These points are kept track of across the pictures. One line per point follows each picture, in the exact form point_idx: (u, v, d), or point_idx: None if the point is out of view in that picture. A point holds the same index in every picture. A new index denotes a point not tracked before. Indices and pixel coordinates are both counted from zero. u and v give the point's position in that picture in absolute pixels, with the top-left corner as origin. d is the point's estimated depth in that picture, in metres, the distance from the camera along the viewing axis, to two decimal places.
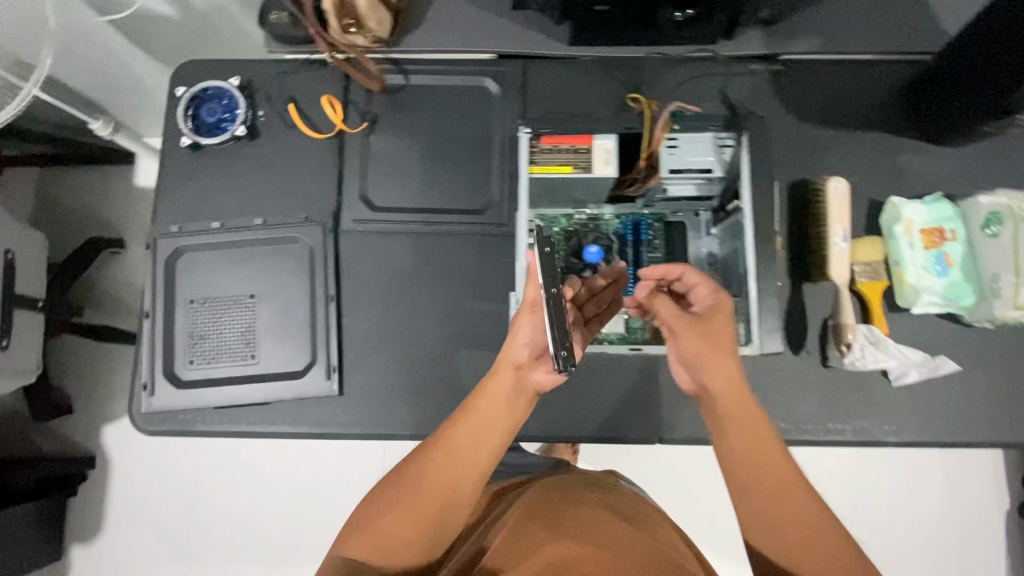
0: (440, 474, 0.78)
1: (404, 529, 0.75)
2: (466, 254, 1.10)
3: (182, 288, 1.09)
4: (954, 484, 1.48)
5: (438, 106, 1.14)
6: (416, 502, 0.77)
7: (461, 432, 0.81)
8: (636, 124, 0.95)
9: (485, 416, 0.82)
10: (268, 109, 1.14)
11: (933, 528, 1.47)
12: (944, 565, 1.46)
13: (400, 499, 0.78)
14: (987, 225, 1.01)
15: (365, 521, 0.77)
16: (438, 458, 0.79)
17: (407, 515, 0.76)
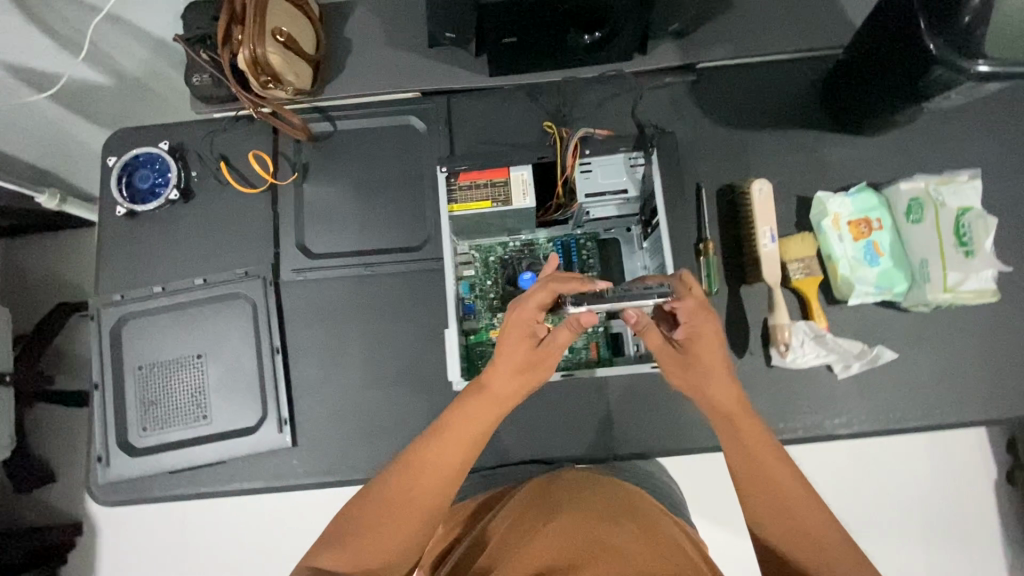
0: (419, 494, 0.73)
1: (378, 548, 0.71)
2: (407, 292, 1.11)
3: (129, 356, 1.09)
4: (943, 467, 1.42)
5: (367, 149, 1.17)
6: (393, 522, 0.72)
7: (442, 453, 0.75)
8: (549, 152, 0.99)
9: (465, 437, 0.77)
10: (201, 170, 1.16)
11: (928, 516, 1.41)
12: (941, 552, 1.41)
13: (373, 514, 0.73)
14: (910, 211, 1.02)
15: (337, 533, 0.72)
16: (423, 477, 0.74)
17: (381, 530, 0.72)
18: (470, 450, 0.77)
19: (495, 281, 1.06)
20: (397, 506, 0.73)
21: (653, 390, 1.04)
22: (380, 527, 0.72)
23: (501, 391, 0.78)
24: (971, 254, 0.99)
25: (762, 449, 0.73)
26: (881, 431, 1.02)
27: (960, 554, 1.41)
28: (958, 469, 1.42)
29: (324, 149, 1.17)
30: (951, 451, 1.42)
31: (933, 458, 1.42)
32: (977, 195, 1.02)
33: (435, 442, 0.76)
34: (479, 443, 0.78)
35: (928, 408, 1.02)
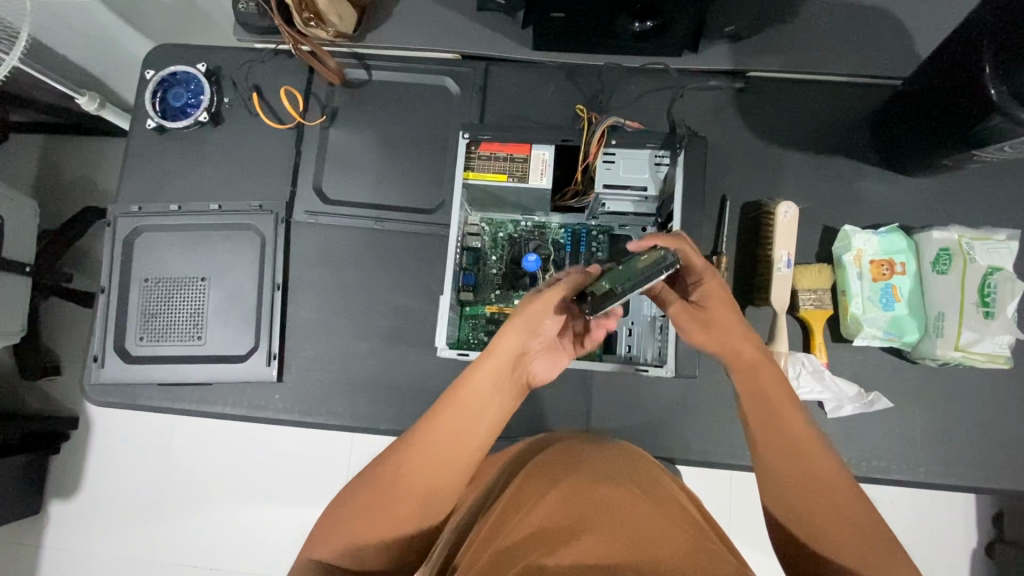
0: (419, 471, 0.72)
1: (382, 529, 0.70)
2: (411, 251, 1.11)
3: (139, 267, 1.13)
4: (922, 524, 1.39)
5: (398, 103, 1.16)
6: (395, 503, 0.71)
7: (433, 441, 0.74)
8: (574, 136, 0.96)
9: (471, 407, 0.76)
10: (234, 97, 1.18)
11: None
12: None
13: (367, 512, 0.71)
14: (937, 261, 0.98)
15: (336, 519, 0.72)
16: (417, 462, 0.73)
17: (379, 524, 0.70)
18: (470, 429, 0.75)
19: (500, 257, 1.07)
20: (394, 504, 0.71)
21: (637, 394, 1.03)
22: (379, 522, 0.71)
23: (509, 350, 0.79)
24: (991, 316, 0.95)
25: (787, 428, 0.71)
26: (861, 477, 0.99)
27: None
28: (934, 529, 1.39)
29: (357, 96, 1.16)
30: (931, 510, 1.39)
31: (911, 512, 1.39)
32: (1012, 256, 0.97)
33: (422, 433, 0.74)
34: (487, 412, 0.77)
35: (912, 463, 0.99)
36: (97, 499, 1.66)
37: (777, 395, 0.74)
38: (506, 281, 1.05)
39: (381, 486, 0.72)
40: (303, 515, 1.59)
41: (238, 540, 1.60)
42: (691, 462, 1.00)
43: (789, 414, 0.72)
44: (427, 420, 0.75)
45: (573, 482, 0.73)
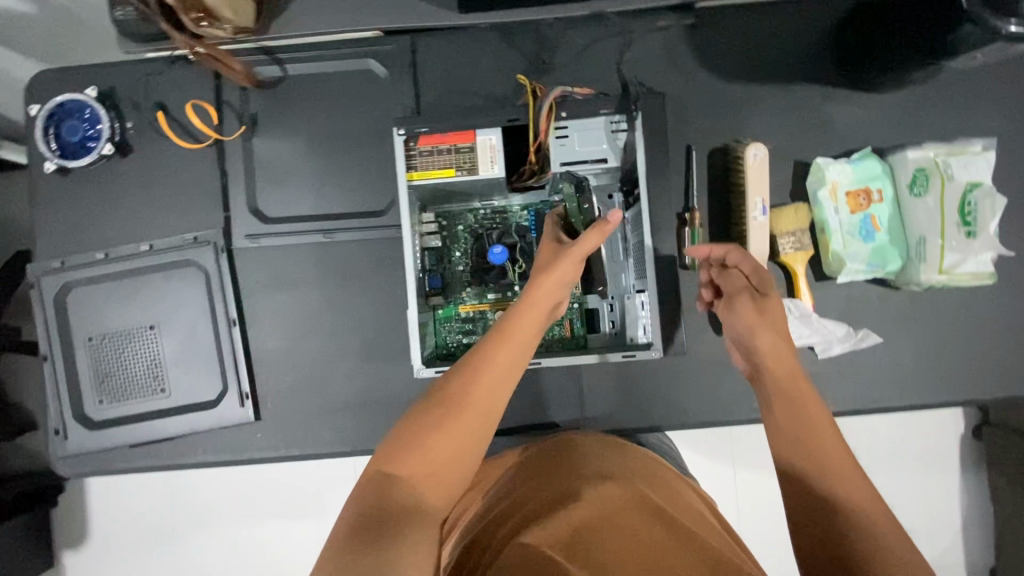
0: (488, 390, 0.68)
1: (451, 450, 0.64)
2: (369, 261, 1.03)
3: (79, 326, 1.03)
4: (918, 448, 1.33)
5: (322, 98, 1.05)
6: (465, 421, 0.66)
7: (496, 362, 0.71)
8: (520, 114, 0.87)
9: (528, 333, 0.75)
10: (137, 120, 1.05)
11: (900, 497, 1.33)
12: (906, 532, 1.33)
13: (436, 436, 0.64)
14: (914, 183, 0.95)
15: (399, 441, 0.64)
16: (484, 383, 0.69)
17: (448, 457, 0.64)
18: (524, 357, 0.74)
19: (464, 251, 0.99)
20: (463, 437, 0.65)
21: (627, 370, 1.00)
22: (446, 444, 0.64)
23: (547, 300, 0.78)
24: (973, 235, 0.92)
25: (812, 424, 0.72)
26: (857, 412, 1.00)
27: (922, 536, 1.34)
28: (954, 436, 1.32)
29: (275, 98, 1.04)
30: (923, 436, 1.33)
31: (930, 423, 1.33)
32: (990, 168, 0.93)
33: (480, 374, 0.70)
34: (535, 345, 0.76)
35: (905, 390, 1.00)
36: (105, 547, 1.63)
37: (806, 391, 0.76)
38: (474, 277, 0.98)
39: (451, 419, 0.65)
40: (317, 527, 1.58)
41: (258, 561, 1.60)
42: (689, 427, 0.99)
43: (812, 405, 0.74)
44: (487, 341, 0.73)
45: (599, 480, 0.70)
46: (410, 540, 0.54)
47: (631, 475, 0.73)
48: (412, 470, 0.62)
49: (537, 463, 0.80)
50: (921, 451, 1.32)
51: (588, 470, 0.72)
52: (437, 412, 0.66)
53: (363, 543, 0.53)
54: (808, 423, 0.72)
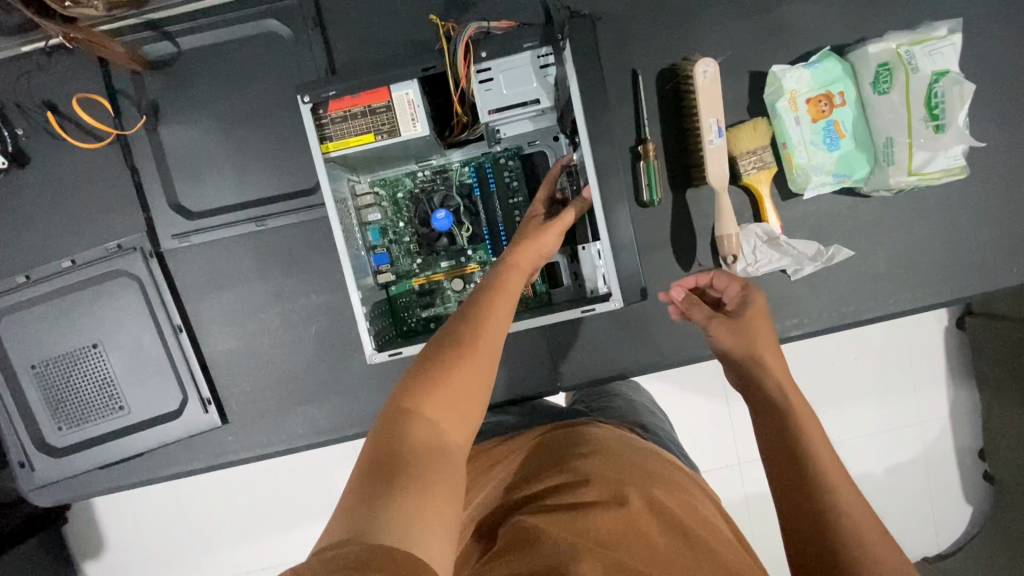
0: (498, 333, 0.64)
1: (466, 401, 0.58)
2: (309, 244, 0.97)
3: (19, 356, 0.97)
4: (904, 355, 1.28)
5: (223, 71, 0.94)
6: (478, 363, 0.60)
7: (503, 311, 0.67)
8: (436, 61, 0.78)
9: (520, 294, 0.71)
10: (28, 125, 0.96)
11: (894, 406, 1.29)
12: (903, 439, 1.30)
13: (454, 378, 0.58)
14: (878, 80, 0.87)
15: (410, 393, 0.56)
16: (493, 327, 0.64)
17: (467, 407, 0.57)
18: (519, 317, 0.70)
19: (408, 221, 0.93)
20: (481, 387, 0.59)
21: (596, 319, 0.96)
22: (460, 398, 0.57)
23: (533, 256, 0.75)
24: (942, 129, 0.86)
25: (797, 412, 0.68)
26: (837, 327, 0.97)
27: (920, 441, 1.31)
28: (947, 329, 1.29)
29: (173, 78, 0.95)
30: (907, 341, 1.28)
31: (922, 320, 1.29)
32: (957, 53, 0.86)
33: (490, 321, 0.65)
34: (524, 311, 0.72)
35: (884, 298, 0.96)
36: None
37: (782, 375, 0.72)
38: (423, 246, 0.92)
39: (471, 356, 0.60)
40: None
41: None
42: (667, 367, 0.96)
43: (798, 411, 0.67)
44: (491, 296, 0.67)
45: (597, 473, 0.63)
46: (432, 495, 0.49)
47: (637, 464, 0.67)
48: (433, 413, 0.55)
49: (539, 454, 0.73)
50: (914, 352, 1.28)
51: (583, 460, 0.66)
52: (452, 354, 0.60)
53: (383, 494, 0.47)
54: (792, 438, 0.65)
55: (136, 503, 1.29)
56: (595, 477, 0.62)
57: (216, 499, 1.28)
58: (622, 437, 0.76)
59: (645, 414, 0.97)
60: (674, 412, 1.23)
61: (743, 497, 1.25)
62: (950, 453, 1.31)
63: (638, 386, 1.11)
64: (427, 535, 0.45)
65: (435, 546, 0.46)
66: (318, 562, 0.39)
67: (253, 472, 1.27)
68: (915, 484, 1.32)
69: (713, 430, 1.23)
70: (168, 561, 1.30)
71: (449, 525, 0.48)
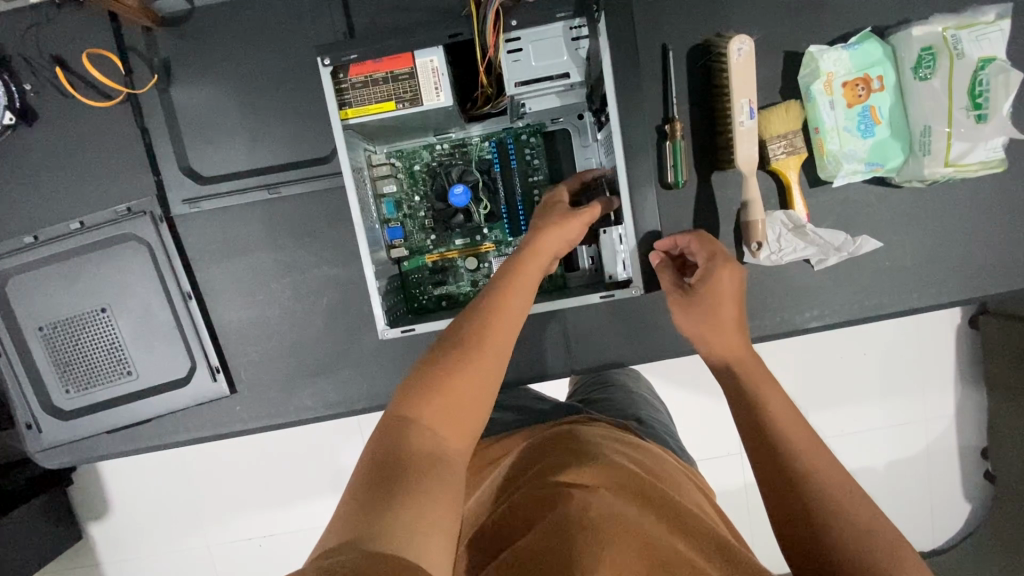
0: (503, 336, 0.62)
1: (467, 407, 0.56)
2: (322, 215, 0.94)
3: (27, 317, 0.96)
4: (918, 351, 1.27)
5: (238, 31, 0.91)
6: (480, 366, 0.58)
7: (510, 311, 0.64)
8: (463, 27, 0.75)
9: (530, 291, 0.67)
10: (36, 81, 0.93)
11: (904, 402, 1.28)
12: (911, 434, 1.29)
13: (456, 384, 0.56)
14: (920, 65, 0.83)
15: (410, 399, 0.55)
16: (497, 331, 0.62)
17: (466, 412, 0.56)
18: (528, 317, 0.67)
19: (423, 194, 0.90)
20: (482, 387, 0.58)
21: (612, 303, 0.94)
22: (461, 404, 0.56)
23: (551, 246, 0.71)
24: (984, 119, 0.82)
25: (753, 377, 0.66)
26: (857, 320, 0.95)
27: (928, 437, 1.30)
28: (959, 328, 1.27)
29: (187, 36, 0.91)
30: (922, 337, 1.26)
31: (934, 318, 1.26)
32: (1005, 39, 0.82)
33: (496, 318, 0.63)
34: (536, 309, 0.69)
35: (907, 291, 0.94)
36: None
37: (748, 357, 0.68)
38: (438, 223, 0.90)
39: (473, 362, 0.58)
40: None
41: None
42: (681, 353, 0.95)
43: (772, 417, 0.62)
44: (498, 294, 0.65)
45: (596, 463, 0.62)
46: (431, 502, 0.47)
47: (639, 463, 0.66)
48: (433, 419, 0.54)
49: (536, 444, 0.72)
50: (924, 350, 1.27)
51: (586, 453, 0.65)
52: (452, 357, 0.58)
53: (381, 503, 0.45)
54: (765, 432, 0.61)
55: (142, 468, 1.29)
56: (592, 468, 0.61)
57: (219, 468, 1.28)
58: (618, 436, 0.74)
59: (643, 406, 0.96)
60: (681, 399, 1.22)
61: (744, 486, 1.24)
62: (955, 452, 1.30)
63: (640, 377, 1.11)
64: (426, 538, 0.44)
65: (433, 548, 0.44)
66: (318, 568, 0.37)
67: (259, 442, 1.27)
68: (917, 480, 1.31)
69: (718, 419, 1.22)
70: (172, 525, 1.31)
71: (450, 526, 0.47)
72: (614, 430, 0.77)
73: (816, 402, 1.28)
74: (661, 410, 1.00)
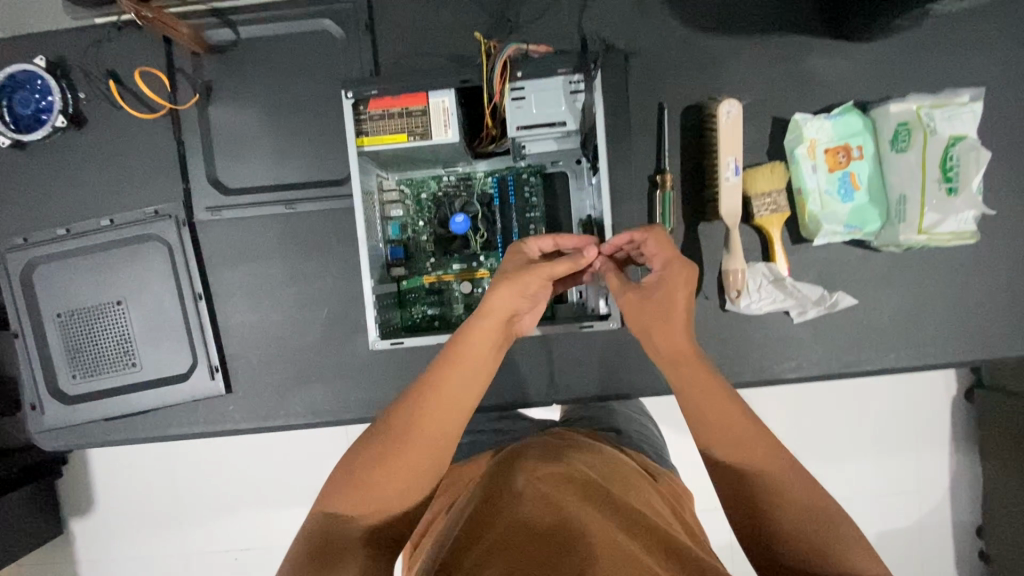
0: (434, 420, 0.63)
1: (391, 488, 0.60)
2: (333, 231, 1.01)
3: (47, 303, 1.02)
4: (904, 414, 1.27)
5: (277, 61, 1.01)
6: (408, 449, 0.61)
7: (444, 390, 0.64)
8: (474, 75, 0.83)
9: (471, 370, 0.66)
10: (90, 91, 1.03)
11: (889, 464, 1.28)
12: (895, 498, 1.29)
13: (381, 471, 0.61)
14: (896, 139, 0.90)
15: (343, 475, 0.61)
16: (429, 412, 0.63)
17: (386, 497, 0.60)
18: (470, 391, 0.66)
19: (427, 221, 0.97)
20: (426, 465, 0.62)
21: (596, 338, 0.98)
22: (383, 485, 0.60)
23: (505, 307, 0.69)
24: (955, 192, 0.88)
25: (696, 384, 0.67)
26: (834, 375, 0.97)
27: (912, 503, 1.28)
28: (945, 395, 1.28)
29: (230, 63, 1.01)
30: (908, 400, 1.27)
31: (920, 382, 1.28)
32: (976, 120, 0.88)
33: (433, 397, 0.64)
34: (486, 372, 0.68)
35: (884, 351, 0.97)
36: None
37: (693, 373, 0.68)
38: (438, 247, 0.96)
39: (399, 447, 0.61)
40: None
41: None
42: (660, 393, 0.98)
43: (719, 427, 0.61)
44: (434, 372, 0.66)
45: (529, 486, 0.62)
46: None
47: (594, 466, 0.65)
48: (352, 507, 0.60)
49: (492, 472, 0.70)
50: (910, 414, 1.27)
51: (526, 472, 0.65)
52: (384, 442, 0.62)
53: None
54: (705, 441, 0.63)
55: (132, 461, 1.32)
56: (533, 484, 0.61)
57: (206, 468, 1.31)
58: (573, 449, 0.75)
59: (623, 423, 0.95)
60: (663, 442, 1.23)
61: (721, 536, 1.24)
62: (944, 523, 1.29)
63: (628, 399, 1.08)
64: None
65: None
66: None
67: (248, 446, 1.30)
68: (900, 547, 1.30)
69: (699, 464, 1.23)
70: (152, 522, 1.33)
71: None
72: (586, 442, 0.77)
73: (801, 458, 1.29)
74: (649, 428, 0.98)
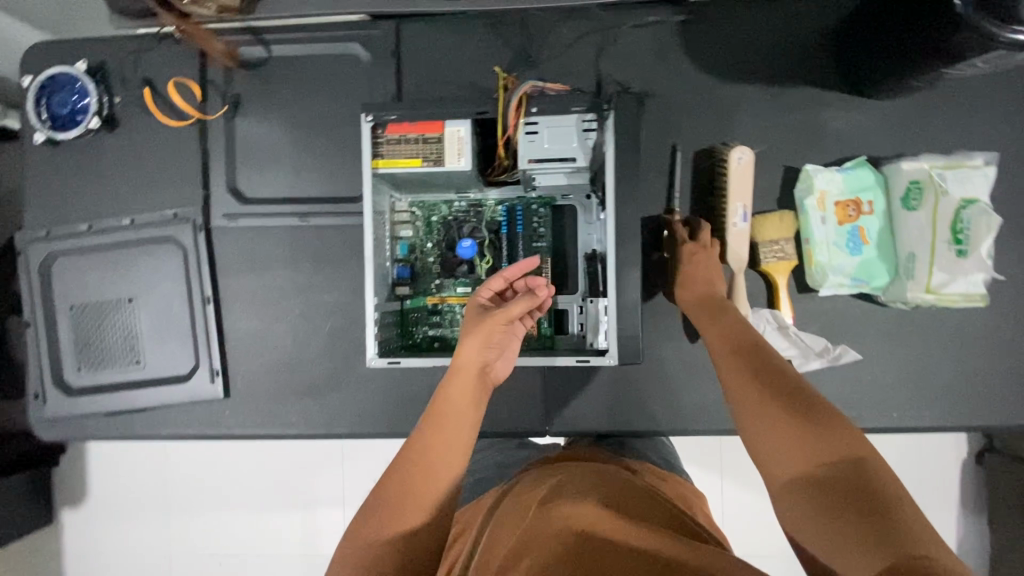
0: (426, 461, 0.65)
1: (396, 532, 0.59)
2: (342, 246, 1.03)
3: (61, 295, 1.05)
4: (908, 474, 1.24)
5: (303, 80, 1.05)
6: (406, 494, 0.62)
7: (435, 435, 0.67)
8: (489, 107, 0.86)
9: (458, 411, 0.69)
10: (125, 96, 1.07)
11: None
12: None
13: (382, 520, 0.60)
14: (907, 196, 0.90)
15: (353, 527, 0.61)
16: (430, 456, 0.65)
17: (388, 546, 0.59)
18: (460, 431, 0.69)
19: (435, 243, 0.98)
20: (427, 503, 0.62)
21: (594, 372, 0.98)
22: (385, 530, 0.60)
23: (476, 360, 0.73)
24: (965, 255, 0.87)
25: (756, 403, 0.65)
26: None
27: None
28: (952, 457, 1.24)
29: (259, 78, 1.05)
30: (913, 461, 1.23)
31: (926, 443, 1.24)
32: (988, 184, 0.88)
33: (431, 436, 0.67)
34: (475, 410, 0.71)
35: (887, 409, 0.95)
36: None
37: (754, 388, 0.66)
38: (442, 271, 0.97)
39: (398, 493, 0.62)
40: None
41: None
42: (654, 432, 0.97)
43: (778, 446, 0.58)
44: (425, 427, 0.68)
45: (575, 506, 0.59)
46: None
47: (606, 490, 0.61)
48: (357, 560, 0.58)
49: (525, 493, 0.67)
50: (914, 474, 1.24)
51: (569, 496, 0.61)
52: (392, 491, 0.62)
53: None
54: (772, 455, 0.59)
55: (127, 456, 1.33)
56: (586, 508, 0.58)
57: (198, 470, 1.31)
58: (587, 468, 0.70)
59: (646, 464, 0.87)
60: None
61: None
62: None
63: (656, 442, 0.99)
64: None
65: None
66: None
67: (241, 451, 1.30)
68: None
69: None
70: (139, 520, 1.33)
71: None
72: (590, 465, 0.72)
73: None
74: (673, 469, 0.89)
